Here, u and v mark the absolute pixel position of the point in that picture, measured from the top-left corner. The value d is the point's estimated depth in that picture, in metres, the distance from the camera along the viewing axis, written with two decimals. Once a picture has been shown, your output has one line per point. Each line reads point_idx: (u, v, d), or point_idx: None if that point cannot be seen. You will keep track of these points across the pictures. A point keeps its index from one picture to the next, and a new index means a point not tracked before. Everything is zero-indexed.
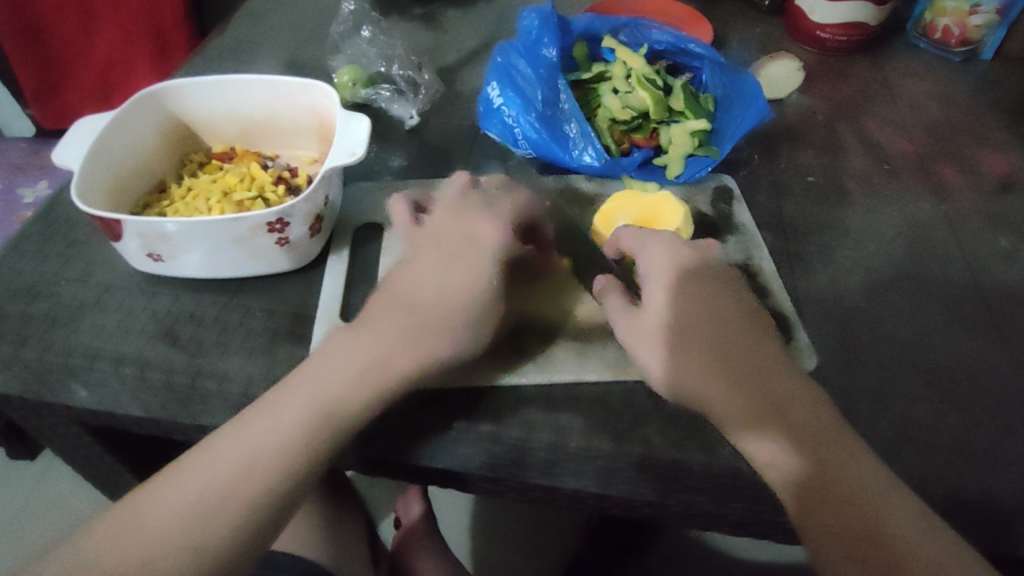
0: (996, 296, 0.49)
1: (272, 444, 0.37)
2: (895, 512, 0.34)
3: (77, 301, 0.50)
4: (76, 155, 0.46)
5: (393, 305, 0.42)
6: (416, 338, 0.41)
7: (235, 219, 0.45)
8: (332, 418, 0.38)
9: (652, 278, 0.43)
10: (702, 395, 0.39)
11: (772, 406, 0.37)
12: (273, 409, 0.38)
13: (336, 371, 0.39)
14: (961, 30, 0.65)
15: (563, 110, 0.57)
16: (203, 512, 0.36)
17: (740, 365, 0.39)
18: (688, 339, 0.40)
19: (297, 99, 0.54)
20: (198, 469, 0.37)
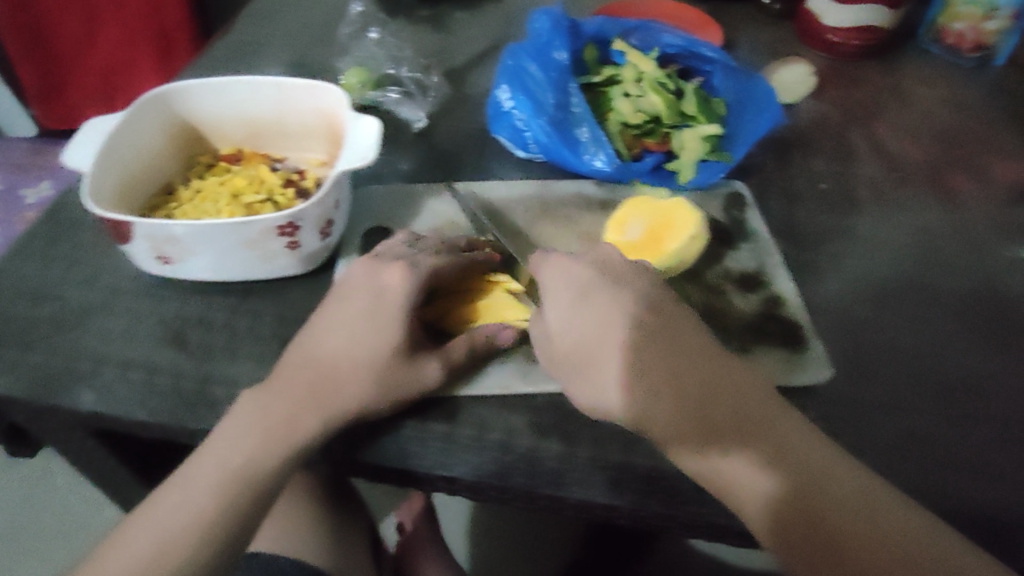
0: (1011, 306, 0.49)
1: (191, 507, 0.37)
2: (866, 517, 0.34)
3: (85, 304, 0.49)
4: (86, 156, 0.45)
5: (301, 366, 0.41)
6: (324, 405, 0.39)
7: (245, 223, 0.44)
8: (243, 478, 0.38)
9: (553, 296, 0.42)
10: (637, 424, 0.38)
11: (706, 427, 0.37)
12: (186, 482, 0.38)
13: (243, 436, 0.39)
14: (975, 36, 0.64)
15: (574, 114, 0.56)
16: (147, 562, 0.36)
17: (664, 386, 0.38)
18: (605, 363, 0.39)
19: (306, 101, 0.54)
20: (129, 536, 0.37)
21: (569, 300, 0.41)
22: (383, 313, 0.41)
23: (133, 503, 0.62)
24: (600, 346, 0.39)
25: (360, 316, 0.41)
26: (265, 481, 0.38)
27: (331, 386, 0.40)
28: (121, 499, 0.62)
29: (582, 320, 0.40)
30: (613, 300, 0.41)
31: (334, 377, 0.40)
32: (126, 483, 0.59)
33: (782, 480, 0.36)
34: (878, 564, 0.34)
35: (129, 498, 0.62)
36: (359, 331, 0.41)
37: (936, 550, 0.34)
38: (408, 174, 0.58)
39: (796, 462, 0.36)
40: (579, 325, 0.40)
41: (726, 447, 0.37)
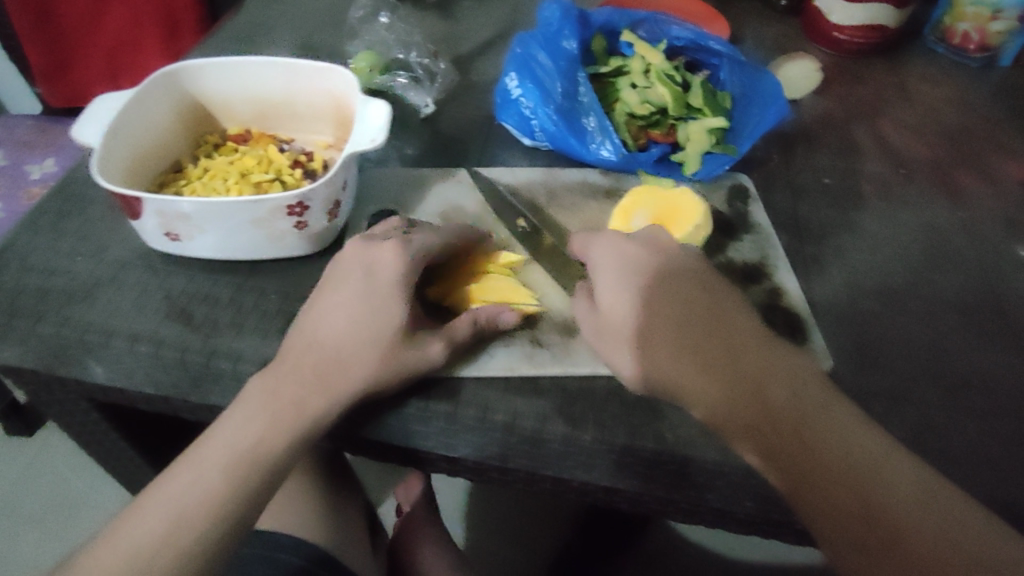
0: (1010, 303, 0.50)
1: (203, 485, 0.37)
2: (909, 498, 0.33)
3: (92, 277, 0.50)
4: (96, 131, 0.45)
5: (307, 348, 0.41)
6: (329, 387, 0.40)
7: (255, 201, 0.45)
8: (254, 459, 0.38)
9: (602, 272, 0.43)
10: (685, 399, 0.38)
11: (753, 403, 0.36)
12: (193, 461, 0.38)
13: (252, 418, 0.39)
14: (981, 36, 0.65)
15: (581, 103, 0.57)
16: (159, 540, 0.35)
17: (715, 360, 0.38)
18: (655, 336, 0.39)
19: (316, 83, 0.54)
20: (140, 512, 0.37)
21: (618, 275, 0.42)
22: (382, 294, 0.42)
23: (132, 478, 0.63)
24: (649, 320, 0.40)
25: (362, 294, 0.42)
26: (274, 464, 0.39)
27: (336, 367, 0.40)
28: (120, 474, 0.63)
29: (632, 294, 0.41)
30: (660, 278, 0.41)
31: (339, 358, 0.40)
32: (127, 459, 0.60)
33: (824, 459, 0.34)
34: (927, 548, 0.32)
35: (129, 473, 0.62)
36: (359, 310, 0.41)
37: (978, 535, 0.32)
38: (414, 158, 0.58)
39: (840, 441, 0.35)
40: (627, 298, 0.41)
41: (772, 424, 0.36)
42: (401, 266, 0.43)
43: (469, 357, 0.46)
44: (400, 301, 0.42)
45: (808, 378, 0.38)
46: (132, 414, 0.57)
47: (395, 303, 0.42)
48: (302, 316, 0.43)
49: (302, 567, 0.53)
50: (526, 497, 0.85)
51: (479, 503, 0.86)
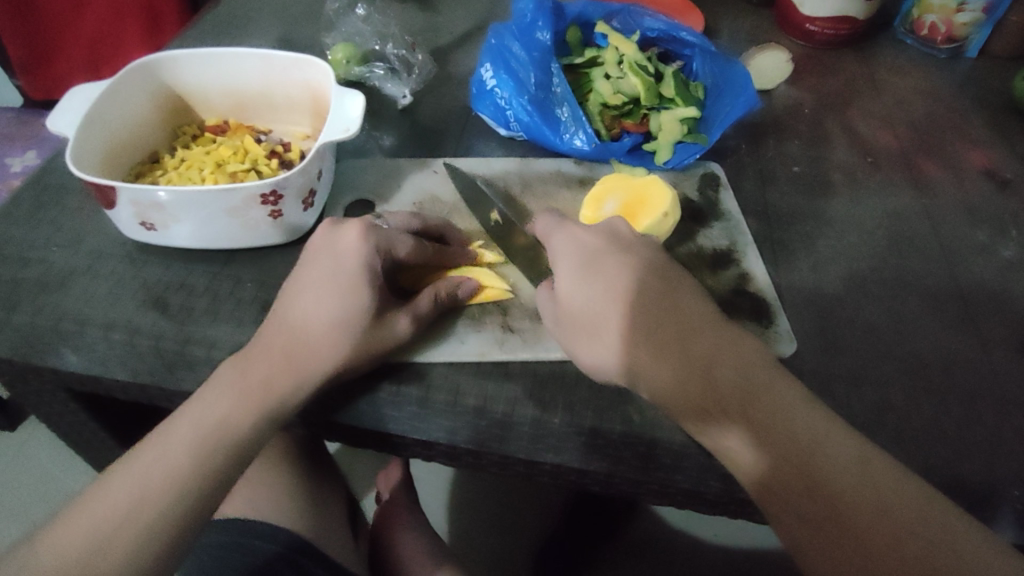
0: (970, 287, 0.51)
1: (169, 462, 0.38)
2: (847, 474, 0.35)
3: (69, 267, 0.50)
4: (71, 122, 0.46)
5: (275, 332, 0.42)
6: (296, 367, 0.41)
7: (229, 190, 0.45)
8: (220, 436, 0.39)
9: (562, 261, 0.44)
10: (639, 382, 0.40)
11: (701, 385, 0.38)
12: (163, 437, 0.39)
13: (221, 397, 0.40)
14: (948, 28, 0.66)
15: (555, 93, 0.57)
16: (125, 513, 0.36)
17: (666, 343, 0.39)
18: (608, 322, 0.41)
19: (292, 74, 0.54)
20: (105, 488, 0.37)
21: (576, 265, 0.43)
22: (349, 275, 0.42)
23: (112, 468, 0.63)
24: (603, 305, 0.41)
25: (328, 276, 0.42)
26: (241, 440, 0.40)
27: (302, 349, 0.41)
28: (100, 464, 0.63)
29: (587, 282, 0.42)
30: (618, 266, 0.42)
31: (304, 340, 0.41)
32: (106, 449, 0.60)
33: (767, 439, 0.36)
34: (863, 522, 0.33)
35: (109, 462, 0.63)
36: (327, 291, 0.42)
37: (914, 509, 0.34)
38: (391, 149, 0.59)
39: (782, 420, 0.36)
40: (584, 287, 0.42)
41: (720, 405, 0.37)
42: (366, 251, 0.43)
43: (440, 342, 0.47)
44: (366, 281, 0.42)
45: (762, 362, 0.39)
46: (111, 404, 0.57)
47: (361, 291, 0.42)
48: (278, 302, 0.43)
49: (278, 553, 0.54)
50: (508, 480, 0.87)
51: (462, 488, 0.86)
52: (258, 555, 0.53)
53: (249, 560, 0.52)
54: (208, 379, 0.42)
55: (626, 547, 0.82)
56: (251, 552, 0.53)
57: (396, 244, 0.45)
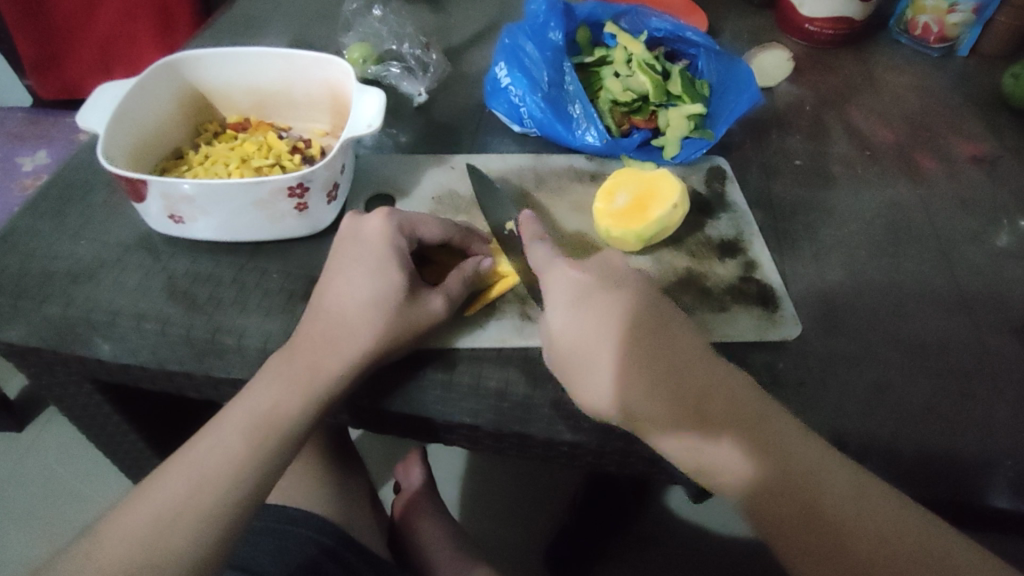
0: (968, 274, 0.53)
1: (224, 451, 0.40)
2: (838, 495, 0.37)
3: (97, 260, 0.52)
4: (100, 119, 0.47)
5: (315, 317, 0.44)
6: (337, 348, 0.42)
7: (257, 183, 0.47)
8: (271, 423, 0.41)
9: (553, 301, 0.43)
10: (634, 417, 0.40)
11: (655, 400, 0.39)
12: (220, 426, 0.41)
13: (269, 385, 0.42)
14: (940, 27, 0.69)
15: (567, 91, 0.60)
16: (184, 500, 0.39)
17: (663, 378, 0.40)
18: (606, 361, 0.40)
19: (312, 73, 0.56)
20: (164, 477, 0.40)
21: (568, 303, 0.42)
22: (381, 261, 0.45)
23: (133, 459, 0.65)
24: (597, 342, 0.41)
25: (365, 264, 0.45)
26: (291, 426, 0.42)
27: (343, 329, 0.43)
28: (120, 456, 0.65)
29: (579, 320, 0.41)
30: (613, 300, 0.42)
31: (344, 320, 0.43)
32: (127, 440, 0.61)
33: (764, 460, 0.38)
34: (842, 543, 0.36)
35: (130, 453, 0.64)
36: (363, 280, 0.44)
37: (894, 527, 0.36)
38: (407, 145, 0.60)
39: (781, 448, 0.38)
40: (578, 327, 0.41)
41: (712, 433, 0.38)
42: (386, 230, 0.46)
43: (463, 330, 0.48)
44: (395, 263, 0.45)
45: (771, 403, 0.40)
46: (136, 397, 0.59)
47: (393, 267, 0.44)
48: (319, 293, 0.45)
49: (313, 537, 0.57)
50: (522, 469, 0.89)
51: (472, 482, 0.88)
52: (285, 553, 0.54)
53: (280, 557, 0.54)
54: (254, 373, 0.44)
55: (633, 541, 0.84)
56: (289, 535, 0.56)
57: (420, 223, 0.48)
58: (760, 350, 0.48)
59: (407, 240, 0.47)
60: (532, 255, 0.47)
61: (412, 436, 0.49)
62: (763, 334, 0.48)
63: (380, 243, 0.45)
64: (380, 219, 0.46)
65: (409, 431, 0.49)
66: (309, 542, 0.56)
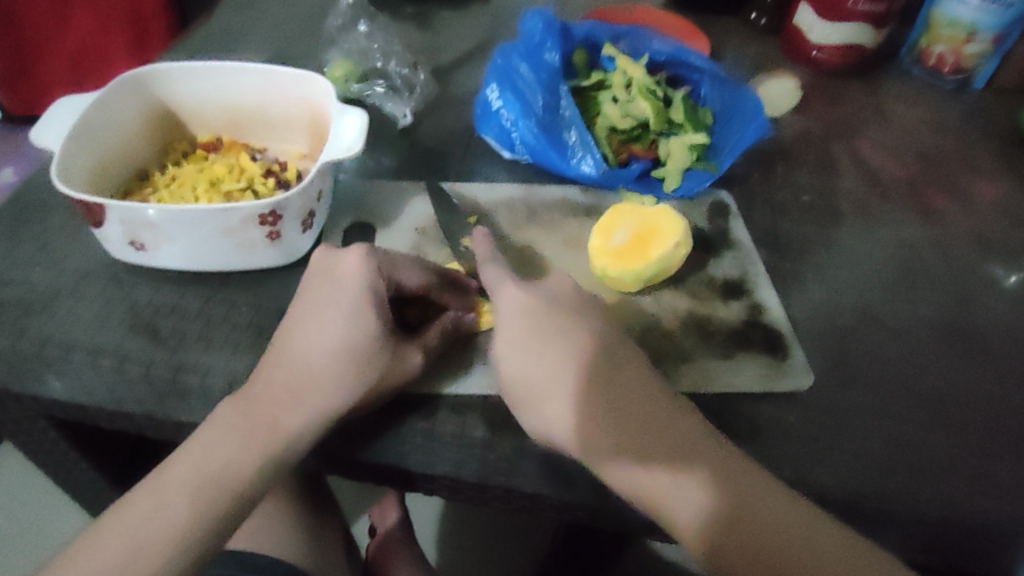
0: (988, 322, 0.50)
1: (167, 514, 0.36)
2: (813, 550, 0.35)
3: (53, 288, 0.48)
4: (56, 135, 0.44)
5: (278, 364, 0.41)
6: (303, 405, 0.39)
7: (226, 210, 0.43)
8: (223, 484, 0.38)
9: (501, 322, 0.41)
10: (564, 435, 0.38)
11: (602, 424, 0.38)
12: (164, 482, 0.38)
13: (221, 440, 0.38)
14: (955, 58, 0.65)
15: (563, 116, 0.56)
16: (116, 574, 0.35)
17: (605, 406, 0.38)
18: (546, 381, 0.39)
19: (290, 91, 0.52)
20: (99, 540, 0.36)
21: (516, 321, 0.41)
22: (352, 304, 0.41)
23: (91, 496, 0.61)
24: (541, 359, 0.39)
25: (336, 308, 0.41)
26: (244, 487, 0.38)
27: (309, 383, 0.40)
28: (77, 493, 0.61)
29: (527, 338, 0.40)
30: (564, 329, 0.40)
31: (310, 373, 0.40)
32: (83, 477, 0.57)
33: (727, 511, 0.36)
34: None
35: (88, 490, 0.60)
36: (331, 326, 0.40)
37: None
38: (391, 169, 0.57)
39: (747, 502, 0.36)
40: (528, 344, 0.40)
41: (661, 469, 0.37)
42: (364, 271, 0.42)
43: (448, 374, 0.45)
44: (371, 305, 0.41)
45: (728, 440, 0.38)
46: (95, 434, 0.55)
47: (368, 315, 0.41)
48: (283, 333, 0.42)
49: None
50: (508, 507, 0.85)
51: (453, 519, 0.84)
52: None
53: None
54: (205, 420, 0.40)
55: None
56: None
57: (400, 268, 0.44)
58: (767, 402, 0.44)
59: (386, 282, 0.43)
60: (484, 275, 0.44)
61: (389, 487, 0.45)
62: (770, 387, 0.44)
63: (348, 280, 0.41)
64: (355, 258, 0.42)
65: (385, 481, 0.45)
66: None
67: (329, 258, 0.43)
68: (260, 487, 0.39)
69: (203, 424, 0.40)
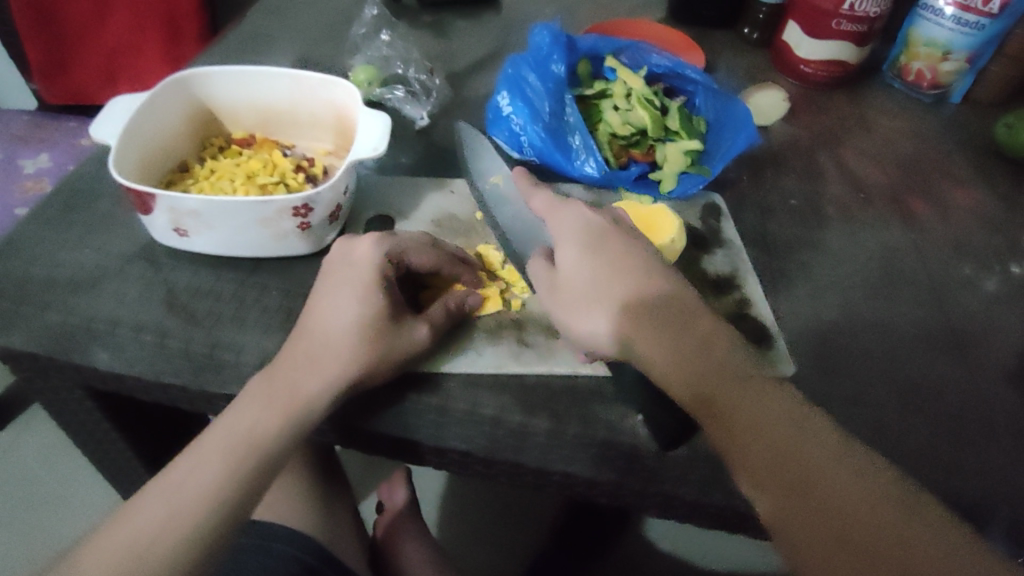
0: (956, 318, 0.54)
1: (204, 475, 0.41)
2: (827, 466, 0.37)
3: (98, 269, 0.52)
4: (111, 132, 0.48)
5: (299, 339, 0.45)
6: (320, 370, 0.43)
7: (263, 201, 0.48)
8: (251, 447, 0.42)
9: (563, 240, 0.46)
10: (627, 345, 0.42)
11: (654, 335, 0.42)
12: (200, 448, 0.42)
13: (249, 408, 0.43)
14: (933, 74, 0.70)
15: (568, 122, 0.61)
16: (159, 526, 0.39)
17: (666, 316, 0.42)
18: (600, 287, 0.44)
19: (319, 93, 0.57)
20: (142, 501, 0.40)
21: (579, 246, 0.45)
22: (364, 280, 0.46)
23: (119, 467, 0.65)
24: (605, 277, 0.44)
25: (349, 284, 0.46)
26: (271, 450, 0.42)
27: (324, 351, 0.44)
28: (105, 464, 0.64)
29: (591, 259, 0.45)
30: (619, 251, 0.45)
31: (326, 342, 0.44)
32: (115, 448, 0.61)
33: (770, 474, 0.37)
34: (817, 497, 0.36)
35: (116, 461, 0.64)
36: (347, 299, 0.45)
37: (877, 498, 0.36)
38: (409, 168, 0.61)
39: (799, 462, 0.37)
40: (586, 263, 0.44)
41: (712, 375, 0.40)
42: (373, 251, 0.47)
43: (458, 353, 0.49)
44: (376, 279, 0.46)
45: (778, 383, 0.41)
46: (128, 407, 0.59)
47: (376, 289, 0.45)
48: (305, 314, 0.46)
49: (295, 554, 0.57)
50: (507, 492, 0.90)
51: (455, 504, 0.88)
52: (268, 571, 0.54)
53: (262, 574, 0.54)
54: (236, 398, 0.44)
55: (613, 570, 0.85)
56: (274, 553, 0.56)
57: (409, 251, 0.49)
58: None
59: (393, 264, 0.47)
60: (535, 205, 0.50)
61: (398, 458, 0.50)
62: None
63: (361, 260, 0.46)
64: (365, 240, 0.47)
65: (393, 454, 0.49)
66: (294, 562, 0.56)
67: (360, 245, 0.47)
68: (286, 453, 0.43)
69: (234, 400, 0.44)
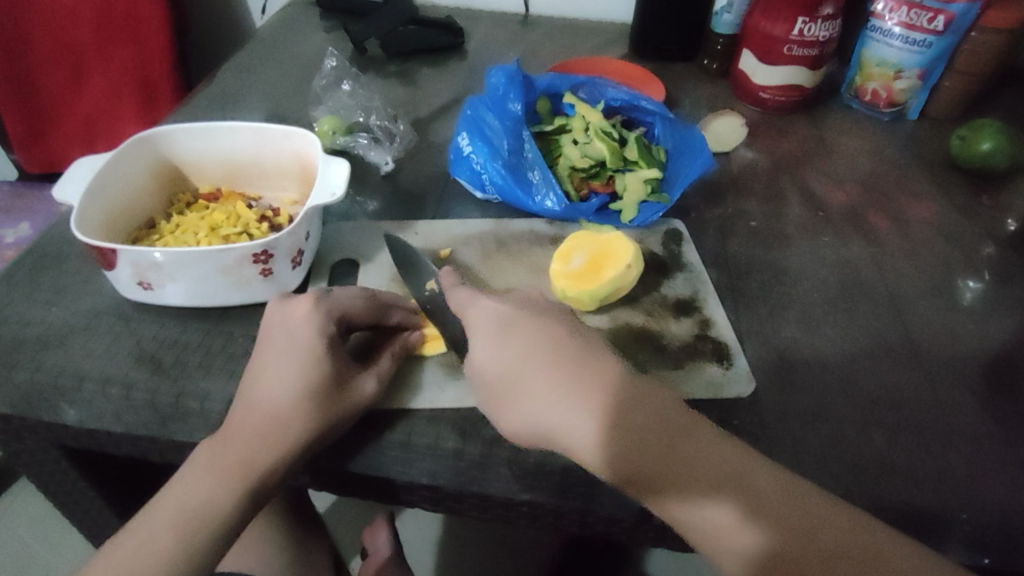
0: (917, 329, 0.55)
1: (151, 549, 0.40)
2: (790, 503, 0.36)
3: (68, 326, 0.53)
4: (75, 190, 0.50)
5: (247, 411, 0.44)
6: (272, 443, 0.43)
7: (223, 250, 0.49)
8: (203, 517, 0.41)
9: (479, 334, 0.44)
10: (571, 445, 0.40)
11: (617, 432, 0.39)
12: (149, 521, 0.41)
13: (201, 479, 0.42)
14: (888, 93, 0.71)
15: (527, 158, 0.62)
16: None
17: (598, 394, 0.40)
18: (535, 379, 0.41)
19: (281, 145, 0.59)
20: None
21: (493, 331, 0.44)
22: (312, 351, 0.44)
23: (97, 527, 0.65)
24: (523, 367, 0.42)
25: (295, 355, 0.44)
26: (223, 519, 0.42)
27: (274, 423, 0.43)
28: (84, 525, 0.65)
29: (505, 349, 0.42)
30: (536, 327, 0.43)
31: (276, 413, 0.43)
32: (92, 507, 0.62)
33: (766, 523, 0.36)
34: (755, 523, 0.36)
35: (95, 522, 0.64)
36: (295, 373, 0.44)
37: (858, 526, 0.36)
38: (375, 212, 0.62)
39: (781, 503, 0.36)
40: (506, 350, 0.42)
41: (697, 480, 0.37)
42: (316, 319, 0.45)
43: (417, 390, 0.49)
44: (321, 351, 0.45)
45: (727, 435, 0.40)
46: (103, 464, 0.60)
47: (322, 354, 0.44)
48: (249, 386, 0.45)
49: None
50: (498, 530, 0.90)
51: (447, 550, 0.88)
52: None
53: None
54: (184, 462, 0.44)
55: None
56: None
57: (350, 310, 0.48)
58: (711, 407, 0.48)
59: (333, 328, 0.46)
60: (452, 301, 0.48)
61: (373, 499, 0.50)
62: (717, 392, 0.49)
63: (304, 332, 0.45)
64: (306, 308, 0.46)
65: (371, 494, 0.49)
66: None
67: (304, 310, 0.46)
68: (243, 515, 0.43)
69: (181, 465, 0.44)
